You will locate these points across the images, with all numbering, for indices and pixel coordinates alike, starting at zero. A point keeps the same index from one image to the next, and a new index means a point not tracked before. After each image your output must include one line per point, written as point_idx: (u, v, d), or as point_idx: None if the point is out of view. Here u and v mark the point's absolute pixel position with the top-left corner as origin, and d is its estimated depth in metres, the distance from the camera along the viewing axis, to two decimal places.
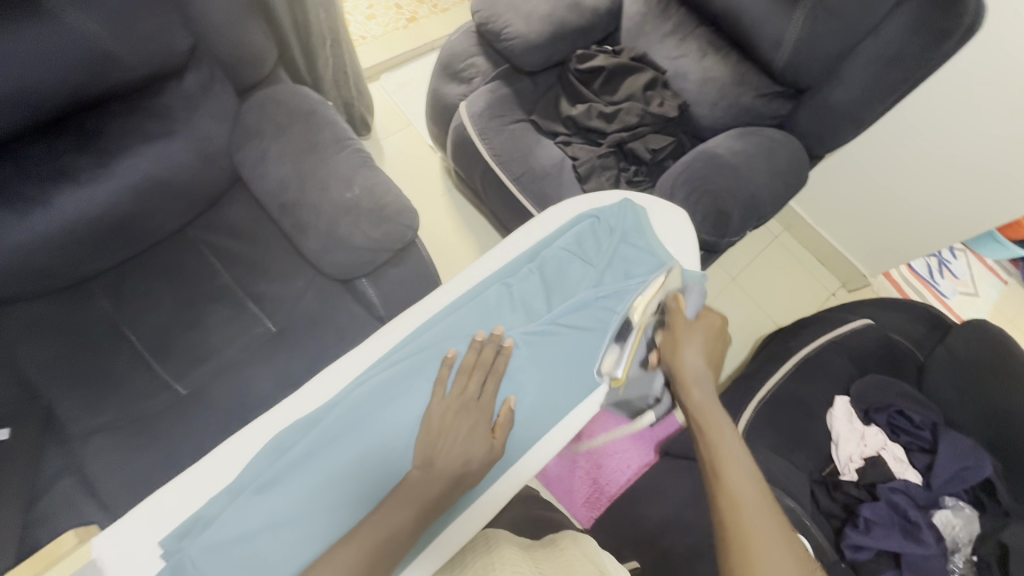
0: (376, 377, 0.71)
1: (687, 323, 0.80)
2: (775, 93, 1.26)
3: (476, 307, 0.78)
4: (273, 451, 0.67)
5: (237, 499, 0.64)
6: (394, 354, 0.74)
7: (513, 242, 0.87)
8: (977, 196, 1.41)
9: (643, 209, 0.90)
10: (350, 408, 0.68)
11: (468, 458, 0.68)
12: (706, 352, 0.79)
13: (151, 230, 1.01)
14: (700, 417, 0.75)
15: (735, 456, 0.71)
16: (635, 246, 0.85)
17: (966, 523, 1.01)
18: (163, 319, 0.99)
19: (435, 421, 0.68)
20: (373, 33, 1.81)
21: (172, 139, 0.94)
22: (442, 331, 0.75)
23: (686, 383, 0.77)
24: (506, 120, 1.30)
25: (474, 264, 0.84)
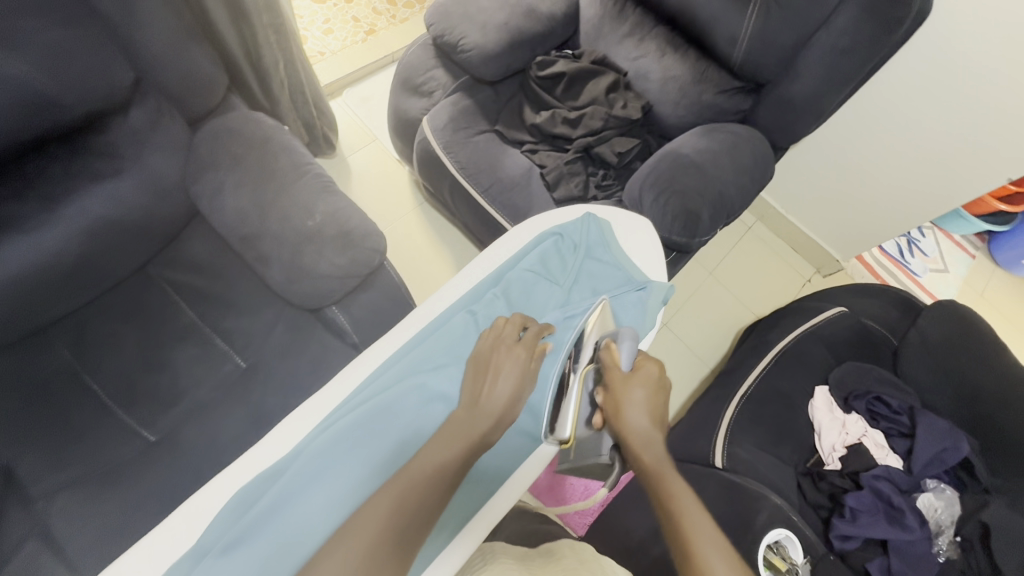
0: (341, 419, 0.69)
1: (626, 379, 0.74)
2: (735, 88, 1.26)
3: (444, 336, 0.77)
4: (237, 507, 0.65)
5: (202, 563, 0.61)
6: (358, 395, 0.73)
7: (476, 267, 0.87)
8: (940, 176, 1.42)
9: (607, 223, 0.94)
10: (315, 456, 0.66)
11: (509, 395, 0.70)
12: (650, 409, 0.73)
13: (108, 272, 0.96)
14: (653, 483, 0.70)
15: (692, 511, 0.67)
16: (599, 260, 0.89)
17: (947, 505, 1.02)
18: (127, 364, 0.96)
19: (482, 357, 0.72)
20: (332, 48, 1.78)
21: (122, 178, 0.91)
22: (408, 365, 0.74)
23: (633, 453, 0.71)
24: (471, 132, 1.29)
25: (439, 292, 0.84)
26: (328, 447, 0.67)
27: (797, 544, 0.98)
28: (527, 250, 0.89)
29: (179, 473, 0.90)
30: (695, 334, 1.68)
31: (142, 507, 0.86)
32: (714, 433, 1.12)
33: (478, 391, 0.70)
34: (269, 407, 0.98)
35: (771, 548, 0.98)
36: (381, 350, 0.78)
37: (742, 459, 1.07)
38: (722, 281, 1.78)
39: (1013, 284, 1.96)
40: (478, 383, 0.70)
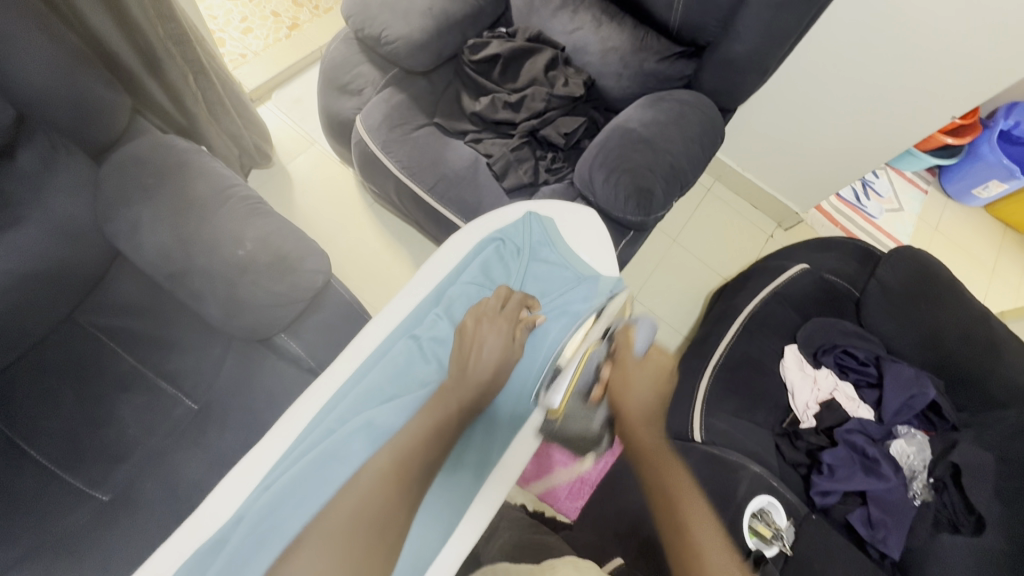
0: (281, 476, 0.65)
1: (638, 363, 0.77)
2: (677, 54, 1.23)
3: (387, 367, 0.75)
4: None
5: None
6: (301, 444, 0.69)
7: (416, 284, 0.84)
8: (882, 122, 1.43)
9: (550, 219, 0.92)
10: (254, 523, 0.62)
11: (495, 363, 0.75)
12: (653, 392, 0.77)
13: (26, 330, 0.87)
14: (648, 458, 0.74)
15: (687, 489, 0.73)
16: (544, 261, 0.88)
17: (919, 449, 1.04)
18: (63, 426, 0.87)
19: (468, 331, 0.76)
20: (254, 48, 1.67)
21: (23, 227, 0.83)
22: (349, 406, 0.71)
23: (633, 424, 0.75)
24: (409, 128, 1.22)
25: (381, 316, 0.81)
26: (267, 512, 0.63)
27: (780, 508, 0.98)
28: (467, 261, 0.87)
29: (142, 531, 0.85)
30: (665, 305, 1.67)
31: (106, 573, 0.81)
32: (691, 407, 1.11)
33: (465, 360, 0.74)
34: (230, 447, 0.93)
35: (755, 516, 0.98)
36: (322, 389, 0.74)
37: (721, 431, 1.07)
38: (686, 248, 1.76)
39: (965, 215, 2.01)
40: (467, 350, 0.75)
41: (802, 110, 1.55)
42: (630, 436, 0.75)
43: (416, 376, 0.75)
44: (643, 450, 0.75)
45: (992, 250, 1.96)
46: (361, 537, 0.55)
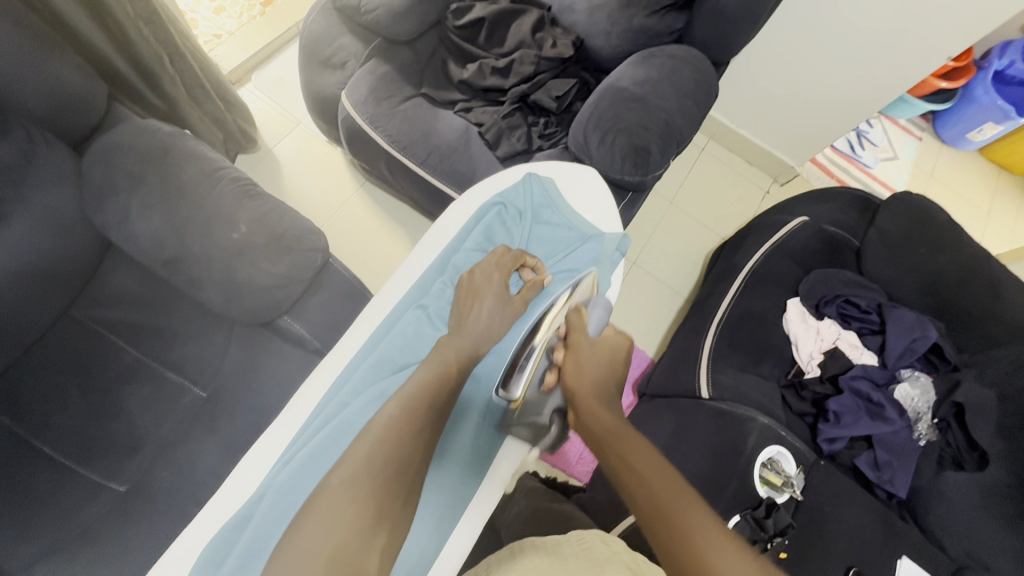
0: (300, 450, 0.66)
1: (593, 345, 0.72)
2: (666, 7, 1.18)
3: (396, 339, 0.75)
4: (209, 563, 0.62)
5: None
6: (317, 417, 0.70)
7: (419, 254, 0.84)
8: (875, 69, 1.40)
9: (550, 180, 0.91)
10: (275, 498, 0.62)
11: (495, 318, 0.73)
12: (604, 374, 0.70)
13: (27, 327, 0.86)
14: (606, 437, 0.62)
15: (647, 458, 0.59)
16: (547, 223, 0.88)
17: (923, 391, 1.05)
18: (73, 420, 0.87)
19: (466, 285, 0.76)
20: (228, 28, 1.61)
21: (10, 224, 0.80)
22: (362, 379, 0.71)
23: (588, 407, 0.66)
24: (396, 100, 1.18)
25: (384, 290, 0.81)
26: (288, 485, 0.63)
27: (788, 457, 1.00)
28: (468, 228, 0.85)
29: (163, 517, 0.86)
30: (664, 267, 1.67)
31: (130, 560, 0.82)
32: (697, 365, 1.12)
33: (463, 313, 0.73)
34: (243, 431, 0.93)
35: (765, 465, 1.00)
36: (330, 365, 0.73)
37: (728, 386, 1.08)
38: (683, 209, 1.75)
39: (960, 160, 2.00)
40: (465, 304, 0.74)
41: (794, 62, 1.52)
42: (586, 419, 0.65)
43: (427, 346, 0.75)
44: (603, 440, 0.63)
45: (987, 193, 1.96)
46: (389, 478, 0.51)
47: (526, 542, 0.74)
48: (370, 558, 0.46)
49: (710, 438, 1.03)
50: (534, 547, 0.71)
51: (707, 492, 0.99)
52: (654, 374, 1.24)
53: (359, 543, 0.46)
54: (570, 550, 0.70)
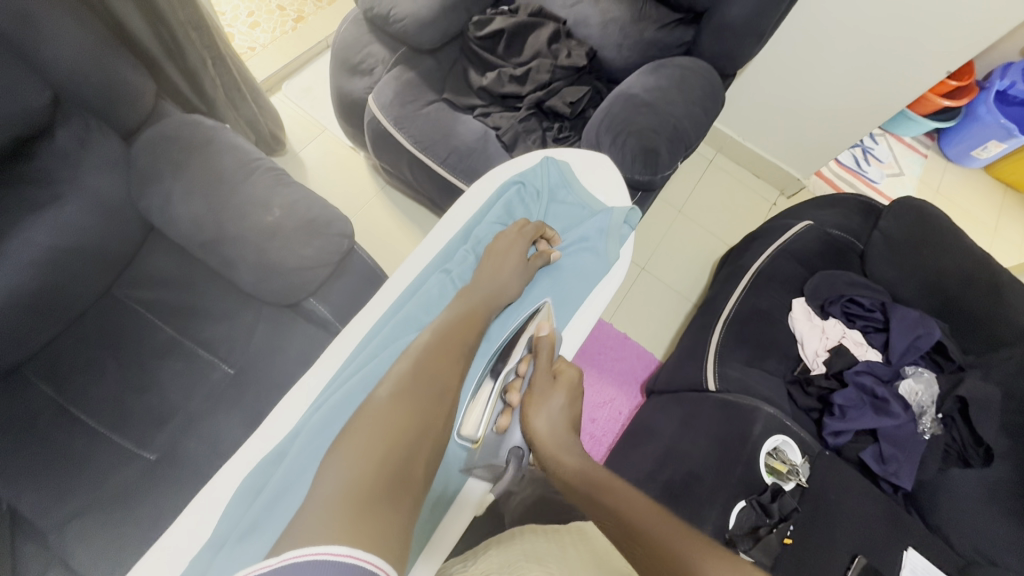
0: (331, 396, 0.69)
1: (550, 381, 0.77)
2: (675, 21, 1.28)
3: (422, 298, 0.79)
4: (246, 496, 0.65)
5: (218, 554, 0.60)
6: (347, 368, 0.73)
7: (443, 226, 0.89)
8: (876, 82, 1.46)
9: (566, 163, 0.96)
10: (312, 434, 0.66)
11: (518, 278, 0.82)
12: (561, 415, 0.75)
13: (73, 300, 0.92)
14: (574, 481, 0.70)
15: (611, 484, 0.68)
16: (563, 202, 0.93)
17: (927, 386, 1.06)
18: (108, 390, 0.92)
19: (490, 249, 0.83)
20: (261, 42, 1.72)
21: (64, 204, 0.87)
22: (391, 330, 0.75)
23: (551, 455, 0.72)
24: (419, 104, 1.26)
25: (410, 258, 0.85)
26: (322, 425, 0.66)
27: (793, 447, 1.02)
28: (490, 203, 0.91)
29: (187, 485, 0.90)
30: (673, 273, 1.71)
31: (157, 524, 0.86)
32: (704, 359, 1.16)
33: (493, 270, 0.80)
34: (267, 407, 0.98)
35: (771, 454, 1.02)
36: (355, 330, 0.77)
37: (734, 378, 1.11)
38: (692, 219, 1.80)
39: (965, 178, 2.04)
40: (487, 265, 0.81)
41: (798, 75, 1.58)
42: (552, 465, 0.71)
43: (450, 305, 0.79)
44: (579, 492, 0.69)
45: (993, 210, 1.99)
46: (426, 399, 0.60)
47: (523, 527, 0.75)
48: (417, 458, 0.54)
49: (716, 429, 1.06)
50: (532, 531, 0.73)
51: (712, 479, 1.01)
52: (661, 372, 1.28)
53: (408, 444, 0.54)
54: (568, 539, 0.73)
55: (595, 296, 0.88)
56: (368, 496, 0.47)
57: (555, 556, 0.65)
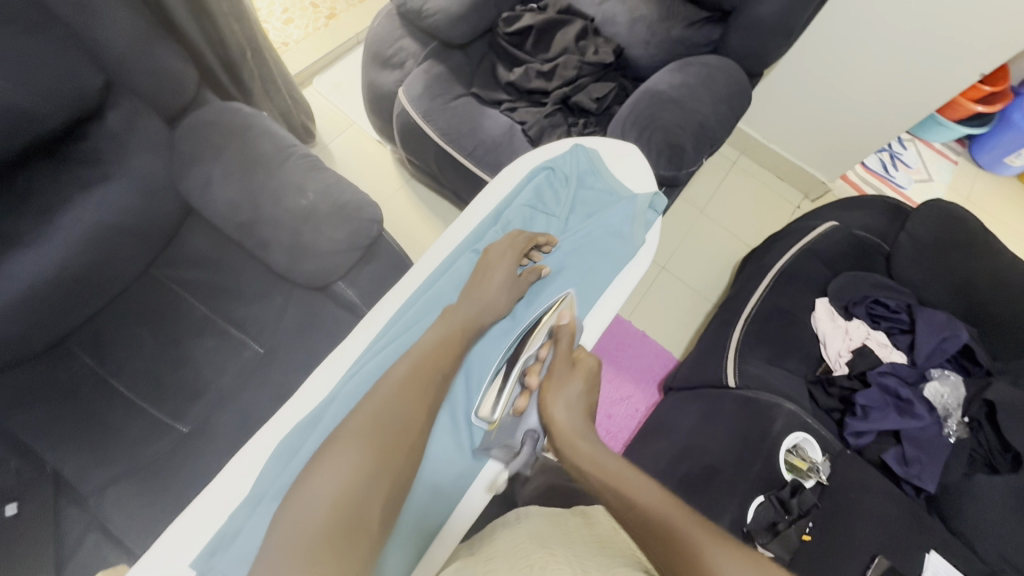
0: (366, 363, 0.72)
1: (568, 369, 0.77)
2: (702, 19, 1.29)
3: (453, 277, 0.81)
4: (282, 456, 0.66)
5: (258, 507, 0.61)
6: (380, 339, 0.76)
7: (474, 207, 0.90)
8: (907, 84, 1.44)
9: (595, 151, 0.96)
10: (347, 400, 0.67)
11: (504, 293, 0.78)
12: (578, 403, 0.75)
13: (115, 277, 0.96)
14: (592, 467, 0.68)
15: (619, 470, 0.67)
16: (592, 188, 0.93)
17: (953, 389, 1.04)
18: (146, 363, 0.96)
19: (482, 259, 0.80)
20: (295, 37, 1.77)
21: (111, 183, 0.91)
22: (423, 305, 0.78)
23: (567, 441, 0.71)
24: (448, 98, 1.29)
25: (441, 238, 0.87)
26: (357, 391, 0.69)
27: (814, 444, 1.03)
28: (520, 187, 0.92)
29: (217, 457, 0.94)
30: (693, 273, 1.71)
31: (189, 492, 0.90)
32: (724, 355, 1.16)
33: (477, 282, 0.78)
34: (294, 385, 1.01)
35: (790, 451, 1.03)
36: (385, 308, 0.80)
37: (754, 375, 1.11)
38: (713, 219, 1.79)
39: (997, 185, 1.99)
40: (477, 278, 0.78)
41: (827, 76, 1.57)
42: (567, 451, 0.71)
43: None
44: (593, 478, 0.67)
45: None
46: (386, 439, 0.57)
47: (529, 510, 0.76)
48: (372, 506, 0.52)
49: (734, 425, 1.06)
50: (537, 513, 0.74)
51: (730, 472, 1.01)
52: (679, 369, 1.29)
53: (362, 490, 0.52)
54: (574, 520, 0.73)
55: (622, 280, 0.88)
56: (339, 519, 0.49)
57: (564, 540, 0.64)
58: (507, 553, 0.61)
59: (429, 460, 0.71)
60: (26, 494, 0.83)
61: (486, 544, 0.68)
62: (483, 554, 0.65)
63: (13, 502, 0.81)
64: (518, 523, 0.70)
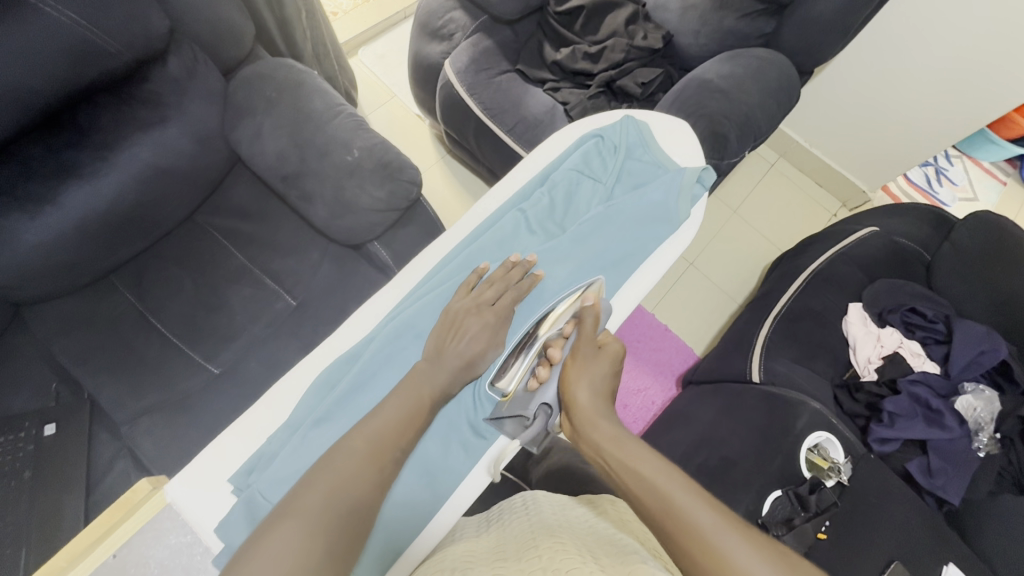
0: (406, 309, 0.76)
1: (595, 350, 0.73)
2: (758, 11, 1.23)
3: (496, 234, 0.83)
4: (320, 391, 0.72)
5: (296, 435, 0.68)
6: (424, 285, 0.80)
7: (521, 170, 0.91)
8: (962, 94, 1.40)
9: (645, 123, 0.94)
10: (384, 343, 0.74)
11: (477, 346, 0.72)
12: (604, 382, 0.71)
13: (163, 218, 1.00)
14: (608, 449, 0.64)
15: (642, 455, 0.62)
16: (640, 159, 0.91)
17: (987, 403, 1.00)
18: (184, 304, 0.99)
19: (452, 315, 0.73)
20: (344, 7, 1.78)
21: (167, 126, 0.94)
22: (463, 259, 0.81)
23: (588, 420, 0.67)
24: (492, 73, 1.29)
25: (486, 196, 0.89)
26: (395, 337, 0.74)
27: (836, 445, 1.01)
28: (567, 153, 0.92)
29: (246, 401, 0.96)
30: (721, 272, 1.69)
31: (217, 431, 0.93)
32: (750, 350, 1.15)
33: (443, 342, 0.71)
34: (323, 339, 1.03)
35: (811, 449, 1.01)
36: (422, 264, 0.83)
37: (779, 372, 1.10)
38: (746, 220, 1.77)
39: None
40: (444, 337, 0.72)
41: (877, 82, 1.53)
42: (584, 432, 0.67)
43: (521, 245, 0.83)
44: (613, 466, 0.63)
45: None
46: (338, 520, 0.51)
47: (539, 493, 0.73)
48: None
49: (756, 419, 1.05)
50: (549, 498, 0.72)
51: (747, 465, 1.00)
52: (699, 364, 1.30)
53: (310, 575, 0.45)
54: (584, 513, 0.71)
55: (662, 253, 0.87)
56: None
57: (573, 530, 0.63)
58: (519, 560, 0.56)
59: (446, 411, 0.73)
60: (64, 417, 0.90)
61: (495, 526, 0.69)
62: (496, 550, 0.61)
63: (53, 422, 0.88)
64: (528, 514, 0.67)
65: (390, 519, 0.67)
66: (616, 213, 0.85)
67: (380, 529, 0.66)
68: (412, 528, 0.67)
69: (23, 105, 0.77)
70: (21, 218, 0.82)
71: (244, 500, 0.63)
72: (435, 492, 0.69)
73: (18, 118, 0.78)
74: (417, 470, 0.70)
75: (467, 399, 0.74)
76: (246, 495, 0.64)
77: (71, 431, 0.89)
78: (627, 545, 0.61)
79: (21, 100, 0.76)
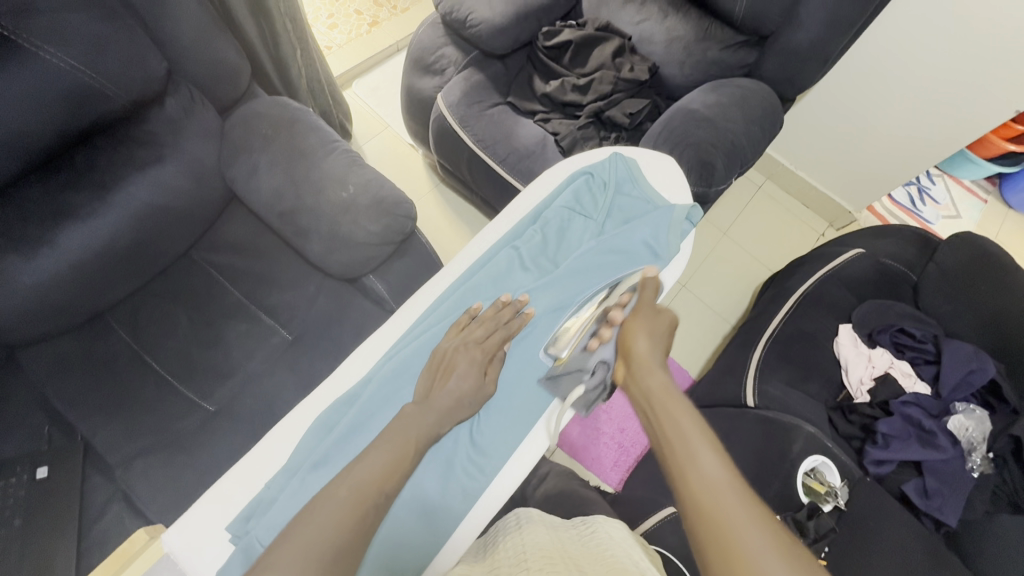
0: (402, 349, 0.77)
1: (653, 311, 0.79)
2: (739, 43, 1.30)
3: (491, 271, 0.84)
4: (319, 431, 0.72)
5: (294, 477, 0.68)
6: (420, 325, 0.80)
7: (514, 207, 0.93)
8: (942, 116, 1.44)
9: (633, 159, 0.96)
10: (382, 382, 0.74)
11: (466, 387, 0.73)
12: (662, 337, 0.76)
13: (159, 256, 1.00)
14: (652, 395, 0.68)
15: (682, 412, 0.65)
16: (629, 194, 0.93)
17: (978, 423, 1.01)
18: (180, 341, 0.99)
19: (440, 355, 0.74)
20: (338, 42, 1.82)
21: (164, 165, 0.95)
22: (458, 298, 0.82)
23: (644, 366, 0.72)
24: (484, 105, 1.32)
25: (480, 234, 0.90)
26: (392, 376, 0.75)
27: (833, 469, 1.02)
28: (559, 189, 0.94)
29: (241, 439, 0.95)
30: (714, 293, 1.71)
31: (212, 469, 0.92)
32: (744, 374, 1.16)
33: (432, 385, 0.72)
34: (320, 374, 1.03)
35: (808, 474, 1.02)
36: (418, 302, 0.84)
37: (773, 397, 1.11)
38: (737, 242, 1.80)
39: None
40: (433, 378, 0.73)
41: (861, 103, 1.57)
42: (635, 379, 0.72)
43: (515, 282, 0.85)
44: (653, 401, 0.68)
45: None
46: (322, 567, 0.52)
47: (531, 513, 0.74)
48: None
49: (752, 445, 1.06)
50: (538, 519, 0.72)
51: None
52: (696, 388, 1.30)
53: None
54: (576, 535, 0.71)
55: None
56: None
57: (567, 550, 0.63)
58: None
59: (441, 451, 0.73)
60: (57, 460, 0.89)
61: (491, 553, 0.69)
62: (485, 572, 0.63)
63: (45, 465, 0.87)
64: (519, 534, 0.68)
65: (388, 561, 0.66)
66: (607, 249, 0.87)
67: (379, 571, 0.66)
68: (410, 572, 0.67)
69: (20, 151, 0.78)
70: (17, 260, 0.82)
71: (241, 548, 0.63)
72: (434, 533, 0.69)
73: (15, 163, 0.79)
74: (414, 509, 0.69)
75: (463, 436, 0.75)
76: (244, 542, 0.63)
77: (64, 473, 0.88)
78: (614, 560, 0.61)
79: (18, 146, 0.77)
